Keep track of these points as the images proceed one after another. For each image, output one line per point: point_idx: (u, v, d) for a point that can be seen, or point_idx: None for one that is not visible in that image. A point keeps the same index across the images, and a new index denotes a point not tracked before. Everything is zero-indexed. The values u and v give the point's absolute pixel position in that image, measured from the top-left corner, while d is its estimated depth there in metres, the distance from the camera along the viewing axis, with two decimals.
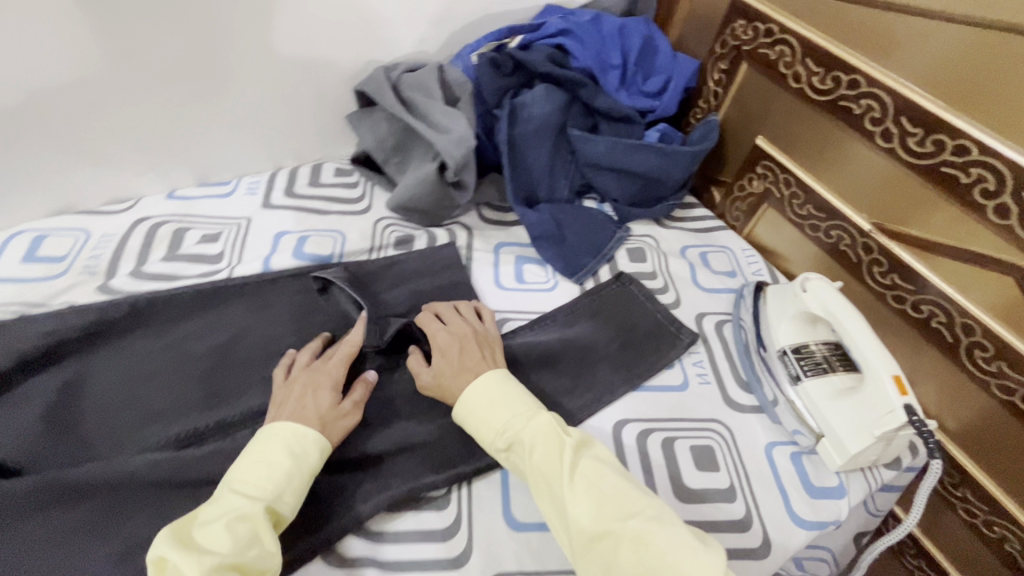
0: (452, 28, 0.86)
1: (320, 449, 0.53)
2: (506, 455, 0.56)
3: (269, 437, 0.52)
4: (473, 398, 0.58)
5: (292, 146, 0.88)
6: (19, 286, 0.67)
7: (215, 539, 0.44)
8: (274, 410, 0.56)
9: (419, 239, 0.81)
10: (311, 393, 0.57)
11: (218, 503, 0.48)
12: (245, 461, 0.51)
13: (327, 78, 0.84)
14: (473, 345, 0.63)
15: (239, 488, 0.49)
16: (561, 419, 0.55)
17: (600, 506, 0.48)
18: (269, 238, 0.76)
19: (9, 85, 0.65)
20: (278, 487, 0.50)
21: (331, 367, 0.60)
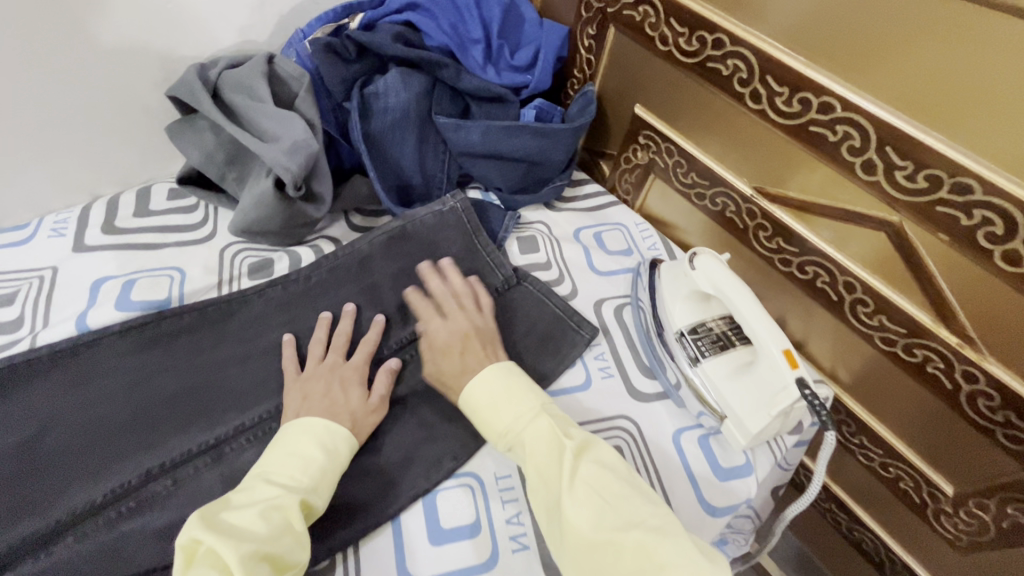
0: (280, 10, 0.74)
1: (350, 446, 0.54)
2: (506, 453, 0.56)
3: (300, 429, 0.52)
4: (476, 395, 0.57)
5: (106, 169, 0.73)
6: None
7: (251, 525, 0.44)
8: (298, 400, 0.56)
9: (279, 262, 0.70)
10: (339, 388, 0.58)
11: (250, 491, 0.47)
12: (276, 454, 0.51)
13: (130, 85, 0.68)
14: (474, 347, 0.61)
15: (272, 478, 0.48)
16: (562, 423, 0.54)
17: (600, 516, 0.47)
18: (86, 289, 0.63)
19: None
20: (312, 480, 0.49)
21: (353, 362, 0.61)
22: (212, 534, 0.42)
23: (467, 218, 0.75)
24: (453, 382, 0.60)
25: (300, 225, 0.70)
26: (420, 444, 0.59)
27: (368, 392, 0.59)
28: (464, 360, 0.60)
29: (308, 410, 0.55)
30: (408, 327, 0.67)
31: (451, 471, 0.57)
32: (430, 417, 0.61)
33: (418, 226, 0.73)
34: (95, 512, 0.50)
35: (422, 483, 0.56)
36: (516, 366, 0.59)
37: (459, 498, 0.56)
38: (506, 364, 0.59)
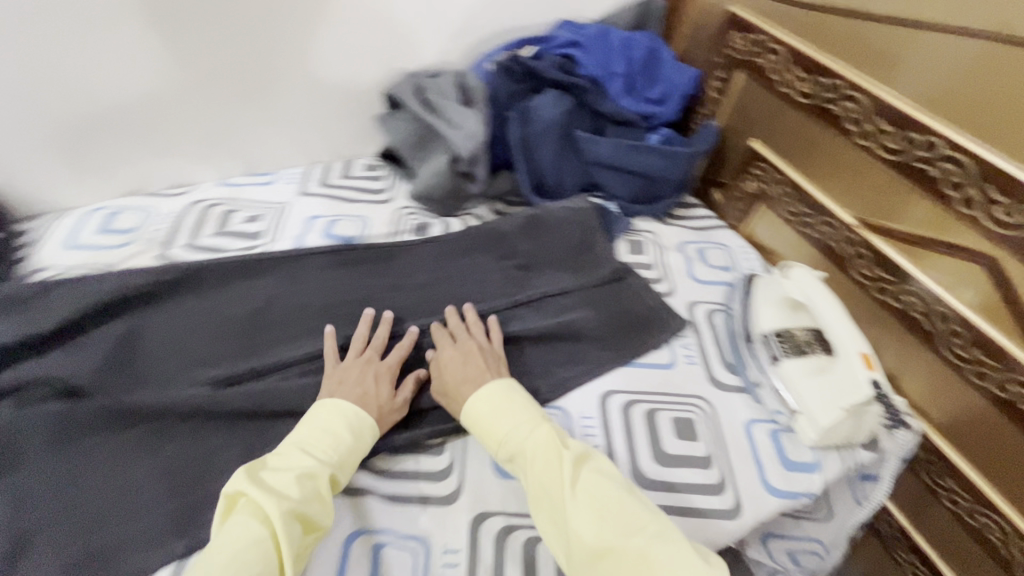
0: (473, 40, 0.95)
1: (373, 433, 0.60)
2: (506, 464, 0.60)
3: (333, 410, 0.60)
4: (477, 409, 0.62)
5: (327, 144, 0.98)
6: (94, 253, 0.79)
7: (288, 487, 0.51)
8: (333, 384, 0.64)
9: (434, 226, 0.89)
10: (372, 380, 0.65)
11: (286, 459, 0.55)
12: (311, 428, 0.58)
13: (358, 84, 0.93)
14: (478, 360, 0.67)
15: (306, 450, 0.56)
16: (561, 434, 0.59)
17: (602, 524, 0.50)
18: (303, 221, 0.87)
19: (100, 90, 0.79)
20: (339, 456, 0.57)
21: (388, 360, 0.67)
22: (255, 490, 0.50)
23: (594, 216, 0.88)
24: (455, 395, 0.65)
25: (457, 199, 0.89)
26: (522, 377, 0.72)
27: (394, 393, 0.65)
28: (466, 372, 0.66)
29: (339, 395, 0.62)
30: (528, 290, 0.81)
31: (543, 402, 0.70)
32: (533, 359, 0.74)
33: (550, 216, 0.88)
34: (289, 366, 0.69)
35: None
36: (515, 383, 0.65)
37: None
38: (505, 380, 0.64)
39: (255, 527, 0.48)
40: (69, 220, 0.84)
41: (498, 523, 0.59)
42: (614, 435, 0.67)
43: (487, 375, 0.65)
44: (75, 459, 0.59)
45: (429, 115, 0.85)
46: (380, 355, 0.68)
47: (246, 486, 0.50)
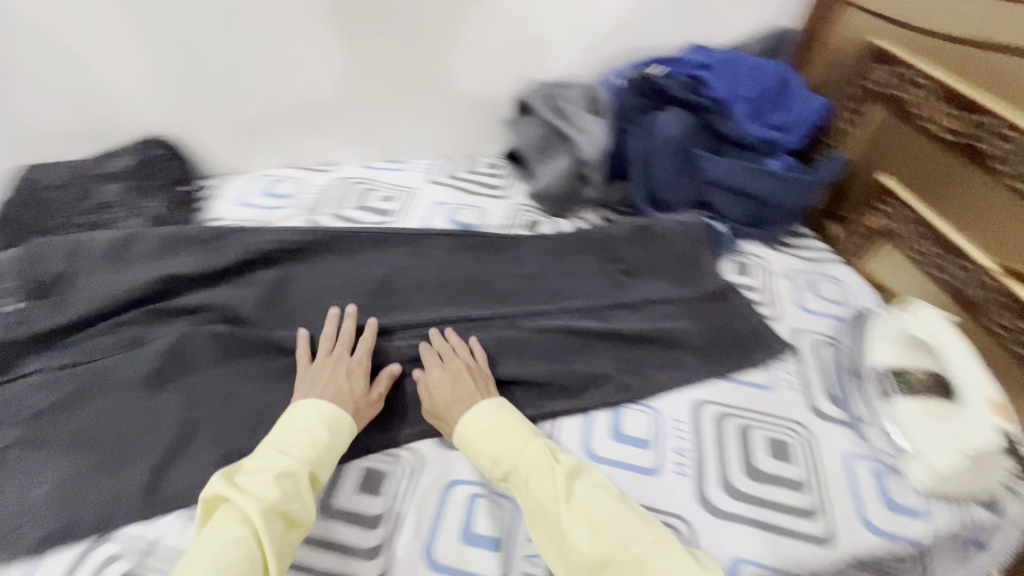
0: (604, 57, 0.99)
1: (350, 428, 0.63)
2: (498, 483, 0.60)
3: (309, 409, 0.62)
4: (470, 427, 0.63)
5: (456, 141, 1.06)
6: (258, 212, 0.93)
7: (267, 487, 0.53)
8: (308, 386, 0.66)
9: (545, 225, 0.94)
10: (345, 377, 0.67)
11: (263, 460, 0.56)
12: (289, 427, 0.60)
13: (493, 90, 1.00)
14: (466, 377, 0.68)
15: (283, 450, 0.57)
16: (552, 448, 0.60)
17: (599, 535, 0.52)
18: (430, 206, 0.96)
19: (283, 77, 0.92)
20: (318, 454, 0.58)
21: (358, 358, 0.70)
22: (232, 492, 0.52)
23: (703, 233, 0.88)
24: (445, 413, 0.66)
25: (571, 201, 0.94)
26: (618, 373, 0.73)
27: (371, 390, 0.68)
28: (454, 392, 0.67)
29: (318, 394, 0.64)
30: (631, 294, 0.83)
31: (637, 400, 0.71)
32: (629, 358, 0.76)
33: (661, 227, 0.89)
34: (407, 328, 0.77)
35: (612, 398, 0.70)
36: (502, 399, 0.66)
37: (640, 420, 0.69)
38: (495, 398, 0.66)
39: (235, 527, 0.50)
40: (240, 182, 0.99)
41: None
42: (705, 444, 0.67)
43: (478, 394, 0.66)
44: (232, 375, 0.69)
45: (558, 120, 0.92)
46: (353, 353, 0.70)
47: (222, 488, 0.51)
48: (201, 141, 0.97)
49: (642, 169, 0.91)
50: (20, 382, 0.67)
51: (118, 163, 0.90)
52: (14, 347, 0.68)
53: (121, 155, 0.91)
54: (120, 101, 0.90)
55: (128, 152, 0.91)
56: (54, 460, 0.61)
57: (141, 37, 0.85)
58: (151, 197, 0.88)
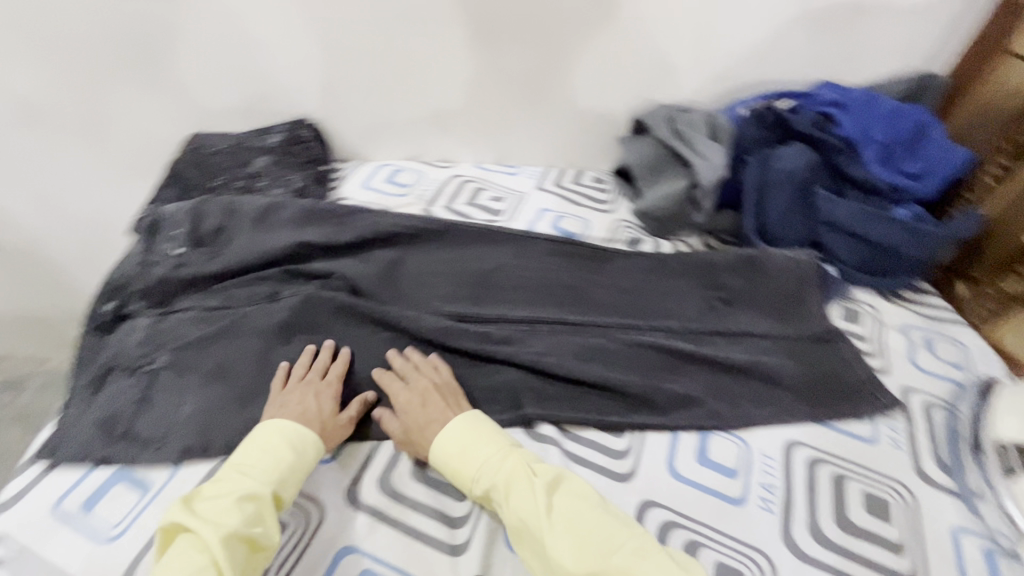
0: (729, 85, 0.99)
1: (315, 448, 0.63)
2: (478, 501, 0.61)
3: (274, 430, 0.63)
4: (447, 444, 0.63)
5: (567, 152, 1.10)
6: (380, 196, 1.01)
7: (227, 513, 0.54)
8: (276, 410, 0.66)
9: (647, 243, 0.95)
10: (313, 398, 0.67)
11: (225, 483, 0.57)
12: (253, 450, 0.61)
13: (612, 107, 1.03)
14: (436, 399, 0.68)
15: (245, 472, 0.58)
16: (529, 462, 0.61)
17: (582, 548, 0.53)
18: (536, 211, 0.99)
19: (421, 76, 1.00)
20: (280, 476, 0.59)
21: (329, 381, 0.70)
22: (191, 519, 0.53)
23: (813, 273, 0.85)
24: (417, 436, 0.65)
25: (677, 224, 0.94)
26: (709, 398, 0.73)
27: (338, 410, 0.68)
28: (426, 413, 0.67)
29: (283, 415, 0.65)
30: (729, 323, 0.82)
31: (727, 428, 0.70)
32: (722, 386, 0.75)
33: (770, 262, 0.86)
34: (505, 322, 0.81)
35: (703, 421, 0.70)
36: (478, 412, 0.67)
37: (727, 448, 0.68)
38: (467, 412, 0.66)
39: (196, 556, 0.51)
40: (366, 167, 1.08)
41: (663, 514, 0.62)
42: (795, 484, 0.66)
43: (450, 413, 0.66)
44: (346, 339, 0.76)
45: (677, 144, 0.91)
46: (324, 374, 0.71)
47: (181, 516, 0.53)
48: (339, 129, 1.07)
49: (757, 199, 0.90)
50: (174, 317, 0.77)
51: (270, 139, 1.01)
52: (174, 286, 0.79)
53: (273, 132, 1.02)
54: (277, 86, 1.01)
55: (279, 130, 1.02)
56: (195, 390, 0.70)
57: (305, 32, 0.95)
58: (293, 172, 0.98)
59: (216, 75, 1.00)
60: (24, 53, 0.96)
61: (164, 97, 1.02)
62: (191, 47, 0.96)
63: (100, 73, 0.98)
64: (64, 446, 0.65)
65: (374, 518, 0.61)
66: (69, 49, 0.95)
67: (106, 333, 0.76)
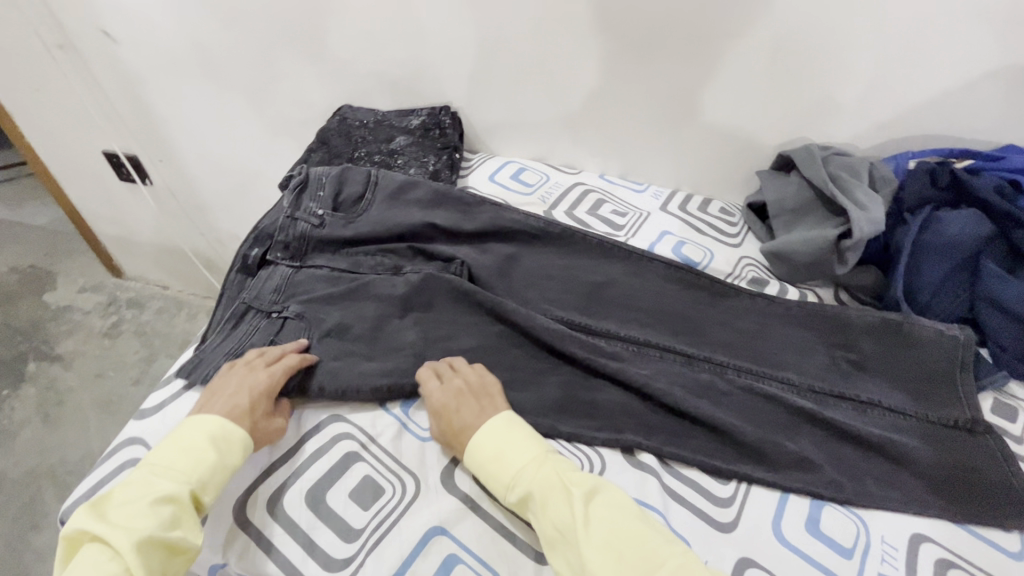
0: (895, 134, 0.91)
1: (242, 447, 0.61)
2: (510, 506, 0.60)
3: (200, 425, 0.61)
4: (484, 445, 0.62)
5: (697, 178, 1.06)
6: (504, 191, 1.03)
7: (139, 518, 0.53)
8: (208, 396, 0.65)
9: (771, 286, 0.89)
10: (248, 390, 0.64)
11: (138, 486, 0.56)
12: (173, 449, 0.59)
13: (757, 139, 0.98)
14: (472, 404, 0.66)
15: (161, 474, 0.57)
16: (564, 469, 0.60)
17: (621, 564, 0.52)
18: (658, 232, 0.96)
19: (566, 80, 1.00)
20: (200, 477, 0.57)
21: (273, 372, 0.67)
22: (100, 526, 0.52)
23: (969, 355, 0.75)
24: (454, 442, 0.64)
25: (814, 273, 0.86)
26: (826, 464, 0.68)
27: (271, 404, 0.66)
28: (461, 416, 0.65)
29: (214, 406, 0.63)
30: (856, 388, 0.75)
31: (844, 502, 0.65)
32: (842, 454, 0.69)
33: (916, 332, 0.78)
34: (615, 339, 0.80)
35: (818, 488, 0.65)
36: (512, 413, 0.65)
37: (842, 524, 0.63)
38: (501, 415, 0.65)
39: (104, 565, 0.50)
40: (494, 161, 1.10)
41: None
42: None
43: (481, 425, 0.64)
44: (458, 325, 0.78)
45: (831, 187, 0.84)
46: (264, 363, 0.68)
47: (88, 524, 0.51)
48: (476, 120, 1.10)
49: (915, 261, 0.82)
50: (306, 272, 0.82)
51: (412, 121, 1.06)
52: (311, 243, 0.84)
53: (416, 114, 1.07)
54: (429, 71, 1.06)
55: (422, 113, 1.07)
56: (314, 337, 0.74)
57: (467, 23, 0.98)
58: (428, 154, 1.02)
59: (377, 53, 1.05)
60: (219, 12, 1.06)
61: (326, 68, 1.10)
62: (361, 24, 1.02)
63: (279, 38, 1.07)
64: (200, 368, 0.71)
65: (465, 507, 0.61)
66: (258, 13, 1.05)
67: (247, 276, 0.83)
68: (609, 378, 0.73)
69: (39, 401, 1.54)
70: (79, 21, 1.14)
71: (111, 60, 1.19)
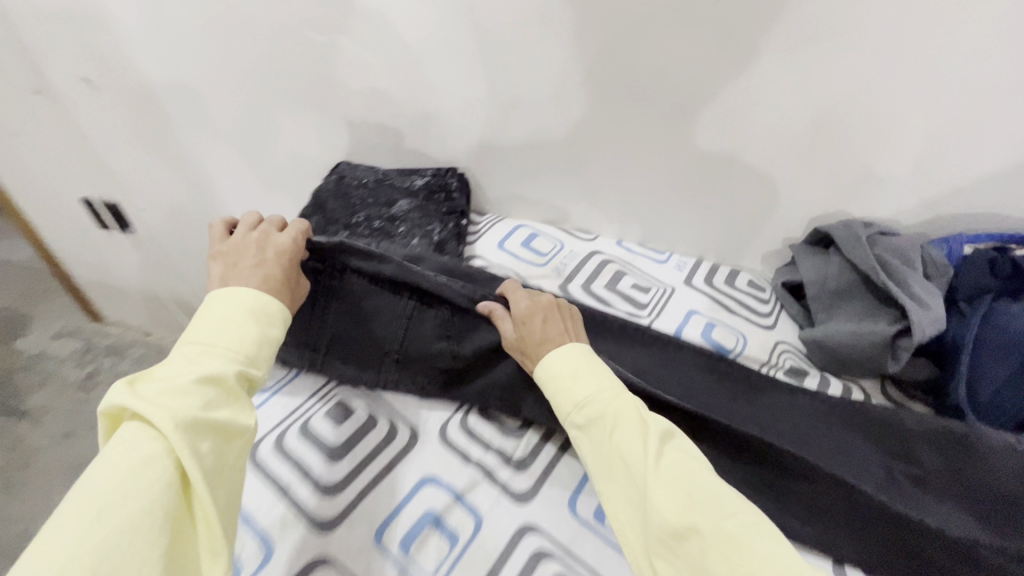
0: (943, 213, 0.84)
1: (281, 313, 0.60)
2: (574, 426, 0.61)
3: (235, 291, 0.58)
4: (563, 360, 0.64)
5: (724, 248, 0.99)
6: (515, 261, 0.94)
7: (184, 395, 0.48)
8: (230, 264, 0.63)
9: (812, 377, 0.81)
10: (276, 258, 0.65)
11: (180, 362, 0.51)
12: (209, 321, 0.55)
13: (791, 212, 0.91)
14: (556, 320, 0.71)
15: (205, 350, 0.52)
16: (642, 407, 0.60)
17: (687, 504, 0.51)
18: (684, 312, 0.87)
19: (585, 144, 0.93)
20: (245, 351, 0.54)
21: (296, 244, 0.69)
22: (136, 402, 0.47)
23: None
24: (532, 350, 0.68)
25: (867, 368, 0.77)
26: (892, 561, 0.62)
27: (292, 266, 0.68)
28: (545, 329, 0.69)
29: (236, 271, 0.62)
30: (915, 506, 0.66)
31: None
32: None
33: (982, 444, 0.69)
34: None
35: None
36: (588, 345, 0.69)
37: None
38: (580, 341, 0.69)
39: (148, 444, 0.45)
40: (503, 225, 1.02)
41: None
42: None
43: (565, 341, 0.67)
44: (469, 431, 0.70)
45: (882, 273, 0.75)
46: (278, 229, 0.70)
47: (125, 400, 0.46)
48: (485, 180, 1.03)
49: (980, 360, 0.72)
50: None
51: (416, 181, 0.98)
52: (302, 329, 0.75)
53: (419, 174, 1.00)
54: (436, 130, 0.98)
55: (426, 174, 0.99)
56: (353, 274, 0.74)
57: (479, 83, 0.91)
58: (432, 219, 0.93)
59: (380, 110, 0.98)
60: (214, 64, 0.99)
61: (325, 123, 1.02)
62: (363, 80, 0.95)
63: (274, 91, 1.00)
64: None
65: None
66: (253, 64, 0.97)
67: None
68: (657, 403, 0.72)
69: (4, 462, 1.42)
70: (58, 67, 1.06)
71: (93, 107, 1.10)
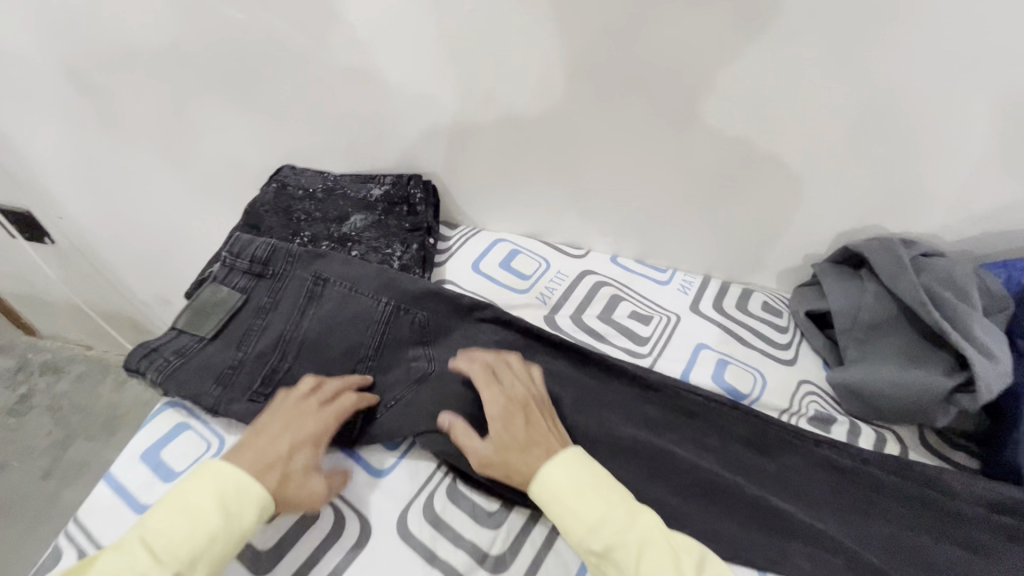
0: (992, 229, 0.72)
1: (255, 514, 0.51)
2: (589, 555, 0.52)
3: (219, 476, 0.52)
4: (558, 477, 0.55)
5: (733, 265, 0.86)
6: (492, 286, 0.80)
7: None
8: (250, 434, 0.56)
9: (840, 426, 0.68)
10: (286, 437, 0.55)
11: (127, 552, 0.46)
12: (173, 504, 0.50)
13: (814, 226, 0.78)
14: (537, 419, 0.60)
15: (152, 541, 0.47)
16: (659, 520, 0.53)
17: None
18: (690, 347, 0.75)
19: (573, 149, 0.78)
20: (194, 549, 0.48)
21: (320, 421, 0.57)
22: None
23: None
24: (515, 461, 0.56)
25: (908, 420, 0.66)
26: None
27: (320, 453, 0.57)
28: (528, 433, 0.58)
29: (249, 449, 0.54)
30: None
31: None
32: None
33: None
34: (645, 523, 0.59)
35: None
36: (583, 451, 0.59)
37: None
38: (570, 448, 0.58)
39: None
40: (479, 241, 0.87)
41: None
42: None
43: (557, 446, 0.58)
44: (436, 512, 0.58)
45: (935, 311, 0.63)
46: (319, 401, 0.59)
47: None
48: (456, 187, 0.88)
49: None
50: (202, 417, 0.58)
51: (372, 191, 0.84)
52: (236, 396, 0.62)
53: (378, 182, 0.85)
54: (394, 131, 0.82)
55: (385, 181, 0.85)
56: (329, 280, 0.69)
57: (445, 76, 0.74)
58: (392, 239, 0.79)
59: (325, 106, 0.82)
60: (117, 51, 0.81)
61: (261, 121, 0.85)
62: (304, 71, 0.78)
63: (195, 83, 0.83)
64: None
65: None
66: (166, 52, 0.80)
67: (203, 336, 0.66)
68: (663, 449, 0.63)
69: None
70: None
71: None
